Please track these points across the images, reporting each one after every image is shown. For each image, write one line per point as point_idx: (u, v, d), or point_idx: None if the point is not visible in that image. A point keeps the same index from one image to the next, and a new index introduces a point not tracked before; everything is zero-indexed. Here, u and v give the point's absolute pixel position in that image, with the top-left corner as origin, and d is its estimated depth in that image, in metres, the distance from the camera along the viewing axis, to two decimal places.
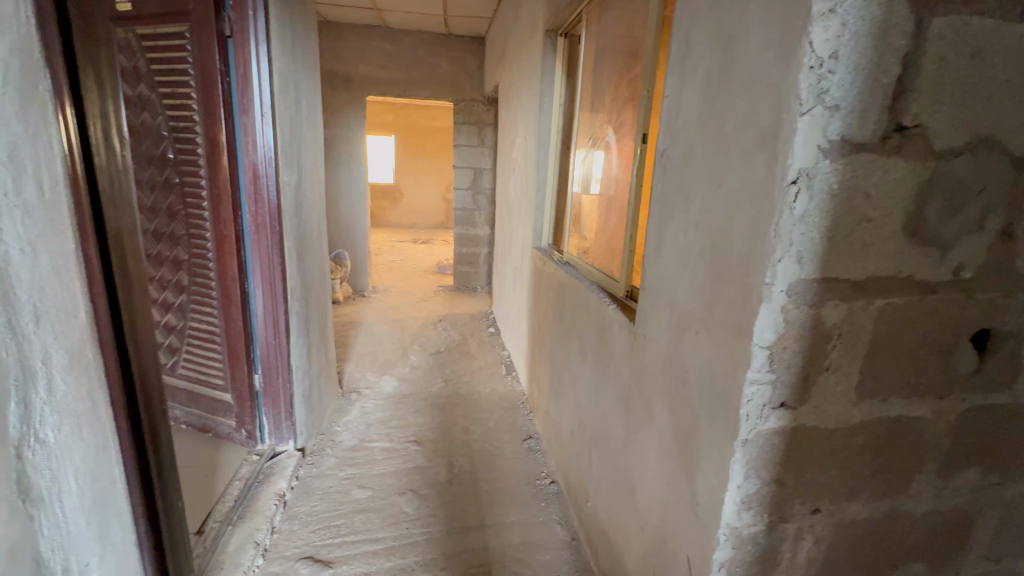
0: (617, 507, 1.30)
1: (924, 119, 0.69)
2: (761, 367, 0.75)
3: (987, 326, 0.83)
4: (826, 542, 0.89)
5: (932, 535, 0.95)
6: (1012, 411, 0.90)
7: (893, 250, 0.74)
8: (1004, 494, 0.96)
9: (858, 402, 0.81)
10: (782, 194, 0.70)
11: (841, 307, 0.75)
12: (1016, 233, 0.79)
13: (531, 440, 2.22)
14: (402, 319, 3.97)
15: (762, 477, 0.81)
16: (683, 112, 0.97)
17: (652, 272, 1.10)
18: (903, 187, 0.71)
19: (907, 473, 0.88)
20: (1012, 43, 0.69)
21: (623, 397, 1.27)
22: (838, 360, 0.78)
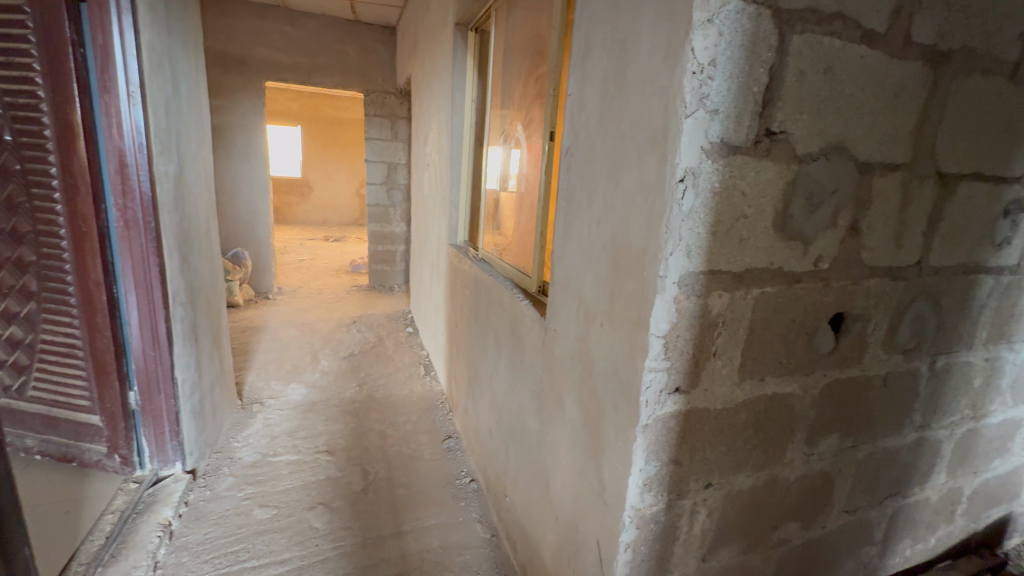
0: (534, 501, 1.32)
1: (788, 126, 0.77)
2: (657, 355, 0.80)
3: (842, 309, 0.95)
4: (717, 513, 0.97)
5: (803, 496, 1.07)
6: (862, 382, 1.04)
7: (766, 244, 0.82)
8: (857, 454, 1.11)
9: (741, 382, 0.88)
10: (671, 191, 0.74)
11: (724, 297, 0.81)
12: (860, 228, 0.91)
13: (451, 440, 2.19)
14: (311, 322, 3.73)
15: (661, 459, 0.86)
16: (584, 111, 1.00)
17: (559, 268, 1.13)
18: (772, 187, 0.79)
19: (781, 443, 0.98)
20: (854, 62, 0.79)
21: (536, 392, 1.28)
22: (723, 346, 0.84)
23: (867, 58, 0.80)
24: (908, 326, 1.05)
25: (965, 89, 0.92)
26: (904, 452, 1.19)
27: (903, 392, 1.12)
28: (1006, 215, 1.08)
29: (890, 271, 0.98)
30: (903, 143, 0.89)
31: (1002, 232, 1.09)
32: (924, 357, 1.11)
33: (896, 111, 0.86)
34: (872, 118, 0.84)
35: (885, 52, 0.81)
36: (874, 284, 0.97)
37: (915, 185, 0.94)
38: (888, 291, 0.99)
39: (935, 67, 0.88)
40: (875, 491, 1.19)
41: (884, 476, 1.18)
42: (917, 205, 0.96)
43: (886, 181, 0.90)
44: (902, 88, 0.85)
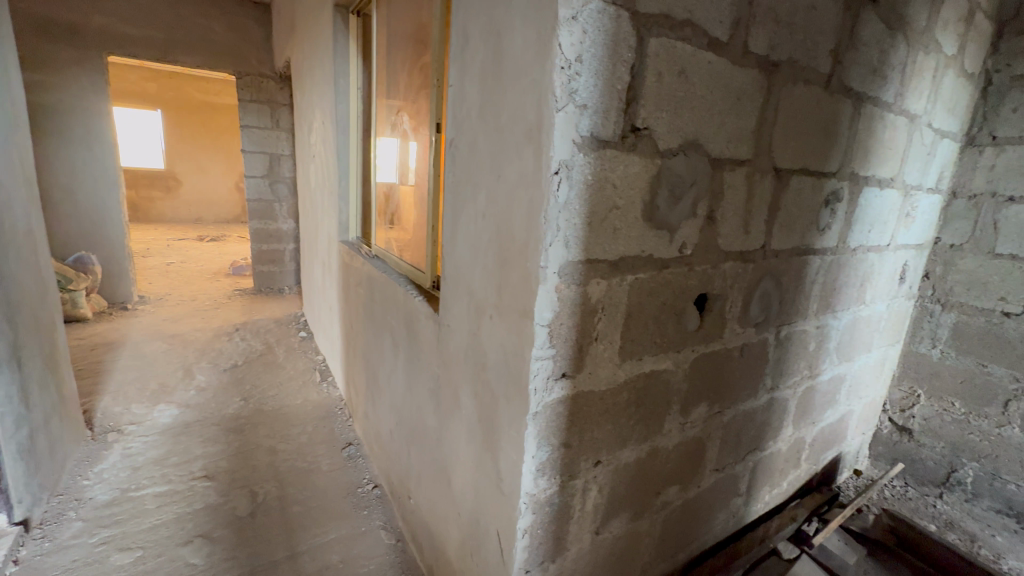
0: (437, 500, 1.30)
1: (651, 123, 0.83)
2: (543, 344, 0.82)
3: (705, 291, 1.06)
4: (607, 486, 1.03)
5: (681, 461, 1.18)
6: (723, 354, 1.17)
7: (637, 233, 0.88)
8: (723, 418, 1.25)
9: (622, 363, 0.94)
10: (547, 182, 0.76)
11: (602, 284, 0.85)
12: (715, 218, 1.02)
13: (351, 447, 2.08)
14: (183, 333, 3.29)
15: (553, 443, 0.89)
16: (465, 103, 0.99)
17: (450, 262, 1.11)
18: (639, 179, 0.85)
19: (660, 416, 1.07)
20: (703, 66, 0.87)
21: (433, 389, 1.26)
22: (604, 330, 0.89)
23: (714, 64, 0.89)
24: (758, 302, 1.21)
25: (792, 95, 1.07)
26: (760, 412, 1.37)
27: (757, 360, 1.28)
28: (828, 204, 1.28)
29: (741, 255, 1.10)
30: (746, 142, 1.01)
31: (825, 218, 1.30)
32: (772, 328, 1.28)
33: (740, 112, 0.97)
34: (720, 118, 0.94)
35: (728, 58, 0.91)
36: (729, 266, 1.09)
37: (758, 178, 1.07)
38: (740, 272, 1.13)
39: (769, 75, 1.00)
40: (739, 449, 1.35)
41: (745, 435, 1.35)
42: (760, 196, 1.09)
43: (734, 175, 1.02)
44: (743, 93, 0.96)
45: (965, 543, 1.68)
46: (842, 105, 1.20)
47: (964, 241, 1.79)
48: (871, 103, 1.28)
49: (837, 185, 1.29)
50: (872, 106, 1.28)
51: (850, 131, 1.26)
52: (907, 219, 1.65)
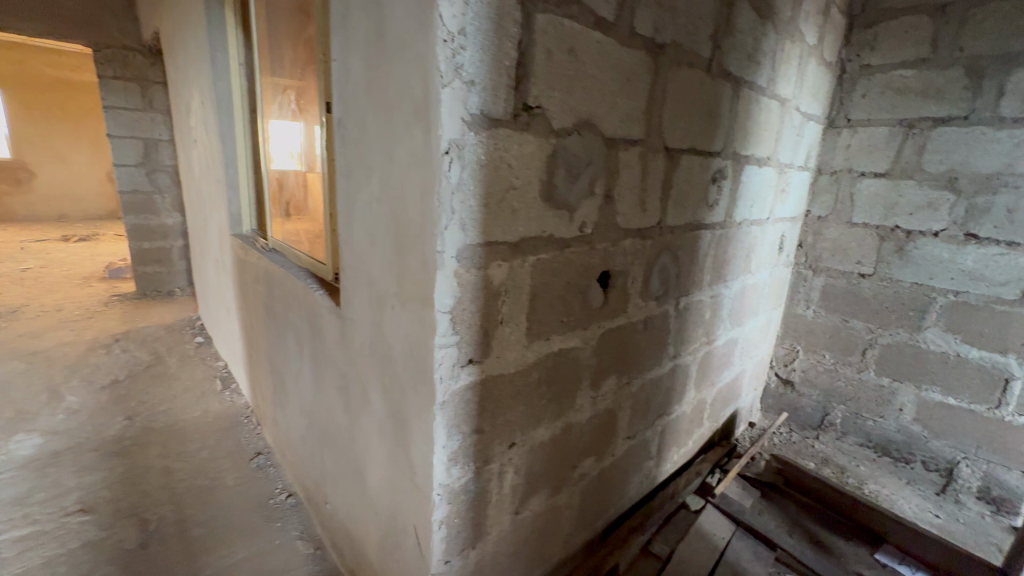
0: (353, 502, 1.24)
1: (543, 102, 0.82)
2: (446, 331, 0.80)
3: (607, 268, 1.09)
4: (524, 467, 1.04)
5: (594, 433, 1.23)
6: (628, 327, 1.22)
7: (537, 214, 0.88)
8: (632, 388, 1.32)
9: (530, 344, 0.95)
10: (438, 163, 0.73)
11: (504, 266, 0.84)
12: (612, 196, 1.05)
13: (260, 457, 1.93)
14: (47, 349, 2.84)
15: (464, 430, 0.88)
16: (351, 79, 0.91)
17: (348, 251, 1.04)
18: (535, 160, 0.84)
19: (571, 392, 1.10)
20: (592, 46, 0.88)
21: (341, 387, 1.19)
22: (509, 313, 0.88)
23: (602, 43, 0.90)
24: (658, 276, 1.27)
25: (677, 77, 1.12)
26: (665, 379, 1.46)
27: (660, 330, 1.35)
28: (714, 181, 1.38)
29: (640, 232, 1.15)
30: (638, 121, 1.05)
31: (713, 195, 1.39)
32: (671, 300, 1.36)
33: (630, 93, 1.00)
34: (611, 99, 0.96)
35: (616, 38, 0.92)
36: (629, 244, 1.13)
37: (651, 157, 1.12)
38: (640, 249, 1.18)
39: (655, 57, 1.04)
40: (648, 415, 1.44)
41: (652, 401, 1.44)
42: (654, 174, 1.14)
43: (628, 154, 1.05)
44: (633, 74, 0.99)
45: (837, 475, 1.94)
46: (722, 88, 1.28)
47: (828, 212, 2.02)
48: (748, 87, 1.39)
49: (722, 163, 1.39)
50: (749, 90, 1.39)
51: (731, 113, 1.35)
52: (782, 193, 1.83)
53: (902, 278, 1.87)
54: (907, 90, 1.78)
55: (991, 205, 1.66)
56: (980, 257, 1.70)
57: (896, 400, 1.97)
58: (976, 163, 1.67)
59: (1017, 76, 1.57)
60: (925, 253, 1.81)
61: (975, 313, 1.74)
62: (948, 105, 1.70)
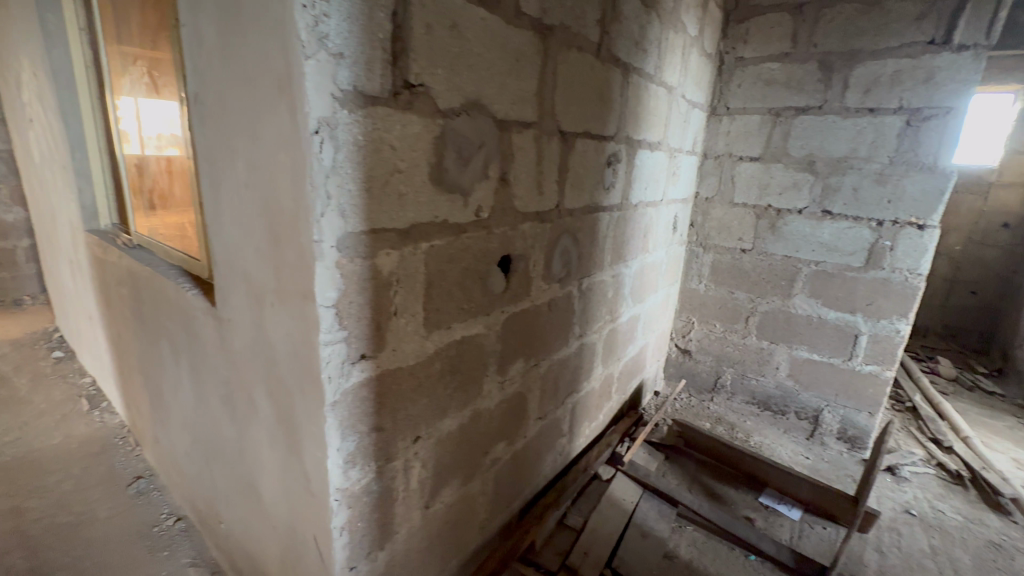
0: (248, 518, 1.14)
1: (425, 79, 0.78)
2: (331, 327, 0.74)
3: (507, 253, 1.09)
4: (432, 459, 1.01)
5: (504, 417, 1.23)
6: (532, 310, 1.23)
7: (427, 198, 0.84)
8: (540, 369, 1.34)
9: (429, 334, 0.92)
10: (307, 143, 0.66)
11: (393, 255, 0.80)
12: (508, 179, 1.04)
13: (141, 480, 1.70)
14: None
15: (361, 430, 0.83)
16: (204, 47, 0.80)
17: (218, 244, 0.93)
18: (421, 141, 0.80)
19: (478, 378, 1.09)
20: (475, 23, 0.84)
21: (224, 395, 1.07)
22: (403, 304, 0.84)
23: (487, 21, 0.87)
24: (559, 259, 1.30)
25: (568, 60, 1.13)
26: (572, 358, 1.51)
27: (564, 312, 1.38)
28: (609, 164, 1.42)
29: (538, 215, 1.16)
30: (530, 103, 1.04)
31: (609, 178, 1.44)
32: (574, 282, 1.40)
33: (520, 74, 0.99)
34: (500, 79, 0.94)
35: (501, 16, 0.90)
36: (527, 227, 1.14)
37: (545, 141, 1.12)
38: (539, 232, 1.19)
39: (544, 38, 1.04)
40: (558, 394, 1.48)
41: (561, 381, 1.48)
42: (549, 158, 1.15)
43: (522, 137, 1.05)
44: (521, 55, 0.98)
45: (728, 431, 2.15)
46: (612, 73, 1.32)
47: (714, 194, 2.20)
48: (636, 73, 1.44)
49: (615, 147, 1.44)
50: (637, 76, 1.45)
51: (622, 98, 1.40)
52: (673, 176, 1.95)
53: (775, 251, 2.10)
54: (774, 81, 1.97)
55: (841, 185, 1.90)
56: (834, 231, 1.95)
57: (773, 360, 2.22)
58: (829, 148, 1.90)
59: (858, 71, 1.80)
60: (792, 228, 2.04)
61: (831, 280, 2.00)
62: (806, 96, 1.91)
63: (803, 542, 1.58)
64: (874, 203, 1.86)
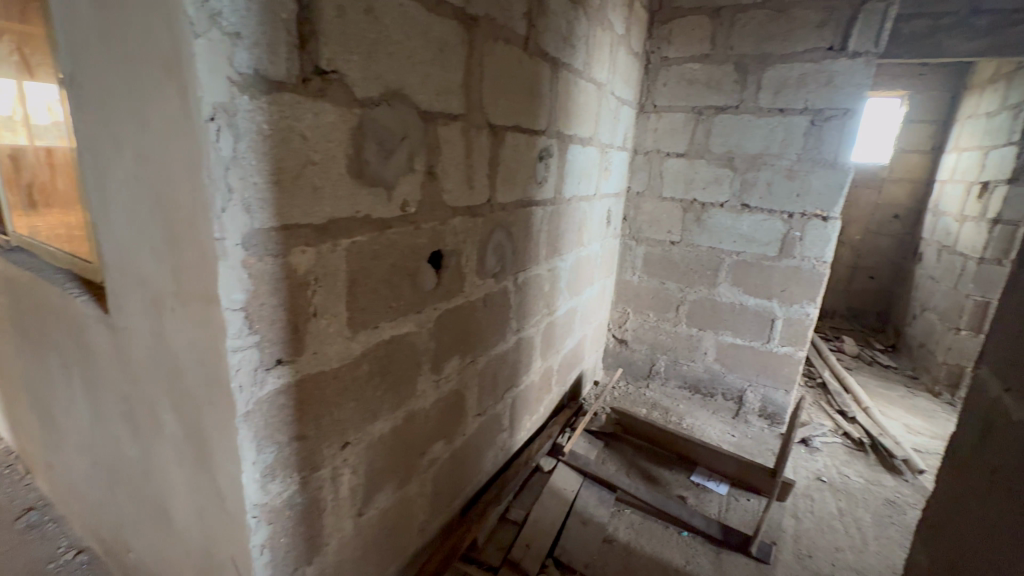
0: (159, 544, 1.04)
1: (339, 66, 0.74)
2: (239, 332, 0.68)
3: (437, 248, 1.06)
4: (363, 465, 0.97)
5: (441, 416, 1.21)
6: (467, 306, 1.22)
7: (345, 192, 0.80)
8: (477, 365, 1.33)
9: (354, 335, 0.88)
10: (201, 131, 0.60)
11: (310, 253, 0.75)
12: (436, 173, 1.01)
13: (33, 512, 1.51)
14: None
15: (280, 440, 0.78)
16: (77, 20, 0.71)
17: (108, 244, 0.83)
18: (337, 132, 0.76)
19: (410, 378, 1.06)
20: (393, 8, 0.81)
21: (125, 412, 0.97)
22: (323, 304, 0.80)
23: (406, 7, 0.84)
24: (493, 253, 1.29)
25: (495, 52, 1.12)
26: (510, 353, 1.51)
27: (500, 307, 1.38)
28: (541, 158, 1.43)
29: (469, 209, 1.14)
30: (455, 95, 1.02)
31: (541, 172, 1.45)
32: (509, 277, 1.40)
33: (445, 65, 0.96)
34: (423, 69, 0.91)
35: (421, 3, 0.87)
36: (458, 222, 1.12)
37: (474, 134, 1.10)
38: (471, 227, 1.17)
39: (468, 29, 1.02)
40: (497, 390, 1.47)
41: (500, 376, 1.47)
42: (479, 151, 1.14)
43: (448, 129, 1.02)
44: (445, 44, 0.95)
45: (662, 415, 2.25)
46: (541, 68, 1.32)
47: (644, 188, 2.28)
48: (565, 68, 1.46)
49: (547, 142, 1.45)
50: (566, 71, 1.46)
51: (551, 92, 1.41)
52: (606, 171, 2.00)
53: (701, 243, 2.22)
54: (696, 81, 2.07)
55: (757, 180, 2.04)
56: (752, 223, 2.09)
57: (701, 346, 2.35)
58: (745, 145, 2.03)
59: (769, 73, 1.93)
60: (715, 221, 2.16)
61: (750, 269, 2.14)
62: (725, 96, 2.02)
63: (729, 515, 1.69)
64: (786, 196, 2.01)
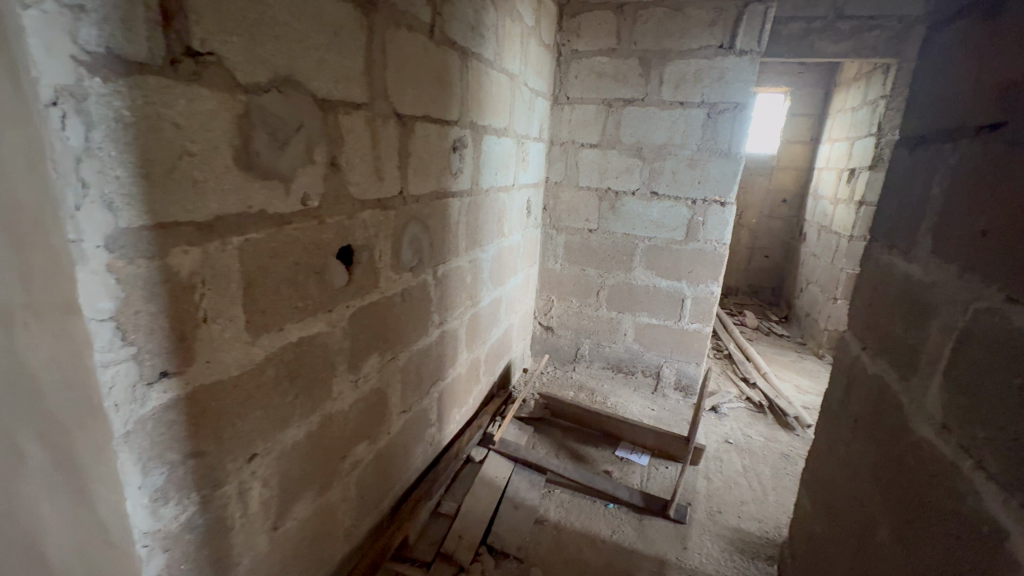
0: None
1: (215, 47, 0.67)
2: (110, 345, 0.61)
3: (346, 244, 1.02)
4: (275, 476, 0.92)
5: (362, 416, 1.17)
6: (383, 302, 1.18)
7: (233, 185, 0.73)
8: (398, 362, 1.30)
9: (255, 339, 0.82)
10: (41, 117, 0.52)
11: (193, 253, 0.69)
12: (339, 164, 0.96)
13: None
14: None
15: (172, 459, 0.71)
16: None
17: None
18: (218, 120, 0.69)
19: (324, 381, 1.02)
20: None
21: None
22: (215, 308, 0.74)
23: None
24: (409, 247, 1.26)
25: (398, 39, 1.08)
26: (434, 347, 1.49)
27: (420, 301, 1.36)
28: (454, 149, 1.42)
29: (379, 202, 1.11)
30: (356, 82, 0.97)
31: (455, 163, 1.44)
32: (428, 270, 1.37)
33: (341, 50, 0.92)
34: (317, 54, 0.86)
35: None
36: (368, 215, 1.08)
37: (380, 123, 1.07)
38: (382, 220, 1.13)
39: (366, 13, 0.97)
40: (421, 385, 1.45)
41: (424, 371, 1.45)
42: (387, 141, 1.10)
43: (351, 119, 0.98)
44: (340, 28, 0.91)
45: (588, 396, 2.35)
46: (449, 56, 1.30)
47: (562, 178, 2.34)
48: (474, 58, 1.45)
49: (459, 132, 1.44)
50: (476, 61, 1.45)
51: (462, 82, 1.40)
52: (523, 162, 2.02)
53: (616, 230, 2.32)
54: (604, 74, 2.15)
55: (663, 169, 2.17)
56: (660, 210, 2.22)
57: (621, 327, 2.47)
58: (651, 136, 2.15)
59: (669, 68, 2.05)
60: (629, 208, 2.27)
61: (661, 253, 2.28)
62: (631, 89, 2.12)
63: (650, 483, 1.81)
64: (689, 184, 2.16)
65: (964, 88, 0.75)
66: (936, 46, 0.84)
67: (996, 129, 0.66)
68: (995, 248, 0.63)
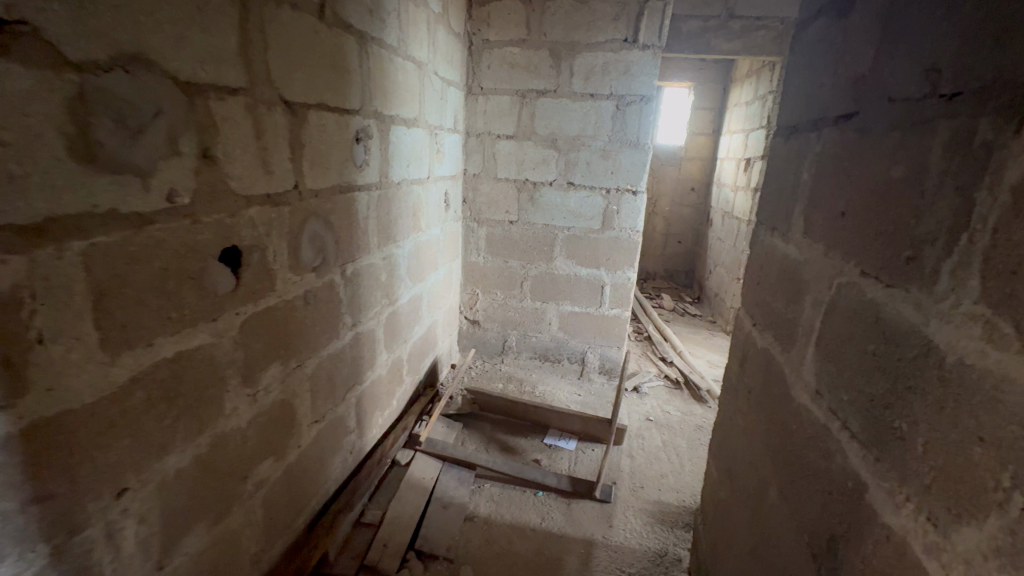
0: None
1: (30, 16, 0.56)
2: None
3: (230, 245, 0.92)
4: (155, 510, 0.81)
5: (264, 432, 1.07)
6: (281, 306, 1.09)
7: (68, 181, 0.63)
8: (305, 369, 1.21)
9: (114, 359, 0.71)
10: None
11: (15, 262, 0.57)
12: (214, 156, 0.86)
13: None
14: None
15: (7, 509, 0.60)
16: None
17: None
18: (39, 103, 0.58)
19: (212, 398, 0.91)
20: None
21: None
22: (54, 326, 0.62)
23: None
24: (309, 245, 1.17)
25: (279, 20, 0.99)
26: (347, 350, 1.40)
27: (327, 303, 1.27)
28: (357, 141, 1.33)
29: (268, 198, 1.01)
30: (230, 65, 0.87)
31: (359, 154, 1.35)
32: (335, 269, 1.29)
33: (208, 28, 0.82)
34: (175, 30, 0.76)
35: None
36: (256, 212, 0.98)
37: (263, 111, 0.97)
38: (274, 218, 1.04)
39: None
40: (335, 392, 1.37)
41: (337, 376, 1.37)
42: (273, 131, 1.01)
43: (226, 105, 0.88)
44: (204, 3, 0.80)
45: (516, 388, 2.36)
46: (343, 40, 1.22)
47: (480, 169, 2.31)
48: (374, 43, 1.37)
49: (362, 122, 1.35)
50: (376, 46, 1.38)
51: (361, 68, 1.32)
52: (438, 154, 1.96)
53: (536, 221, 2.34)
54: (516, 65, 2.14)
55: (578, 159, 2.21)
56: (577, 200, 2.27)
57: (546, 317, 2.51)
58: (565, 127, 2.18)
59: (579, 60, 2.09)
60: (547, 199, 2.29)
61: (580, 242, 2.33)
62: (543, 80, 2.14)
63: (578, 468, 1.85)
64: (602, 174, 2.22)
65: (824, 81, 0.81)
66: (803, 43, 0.91)
67: (849, 119, 0.72)
68: (851, 228, 0.69)
